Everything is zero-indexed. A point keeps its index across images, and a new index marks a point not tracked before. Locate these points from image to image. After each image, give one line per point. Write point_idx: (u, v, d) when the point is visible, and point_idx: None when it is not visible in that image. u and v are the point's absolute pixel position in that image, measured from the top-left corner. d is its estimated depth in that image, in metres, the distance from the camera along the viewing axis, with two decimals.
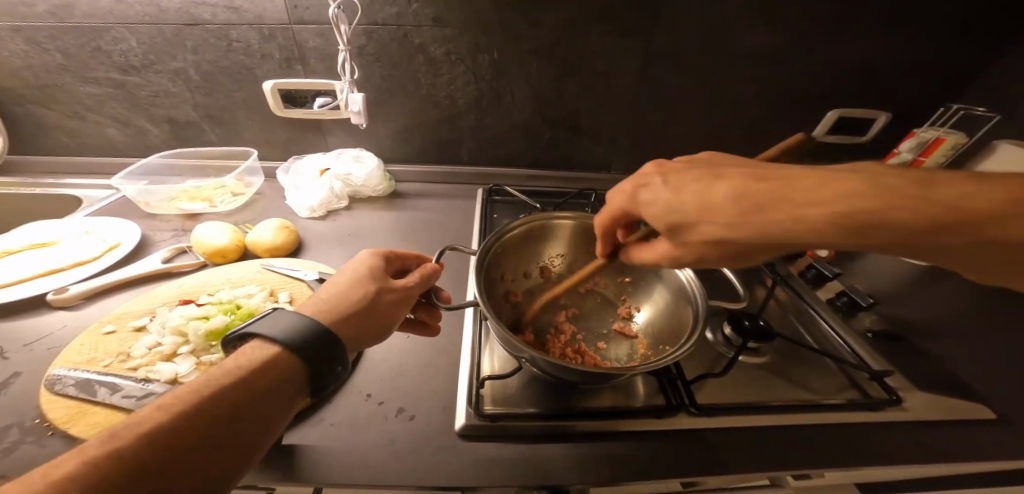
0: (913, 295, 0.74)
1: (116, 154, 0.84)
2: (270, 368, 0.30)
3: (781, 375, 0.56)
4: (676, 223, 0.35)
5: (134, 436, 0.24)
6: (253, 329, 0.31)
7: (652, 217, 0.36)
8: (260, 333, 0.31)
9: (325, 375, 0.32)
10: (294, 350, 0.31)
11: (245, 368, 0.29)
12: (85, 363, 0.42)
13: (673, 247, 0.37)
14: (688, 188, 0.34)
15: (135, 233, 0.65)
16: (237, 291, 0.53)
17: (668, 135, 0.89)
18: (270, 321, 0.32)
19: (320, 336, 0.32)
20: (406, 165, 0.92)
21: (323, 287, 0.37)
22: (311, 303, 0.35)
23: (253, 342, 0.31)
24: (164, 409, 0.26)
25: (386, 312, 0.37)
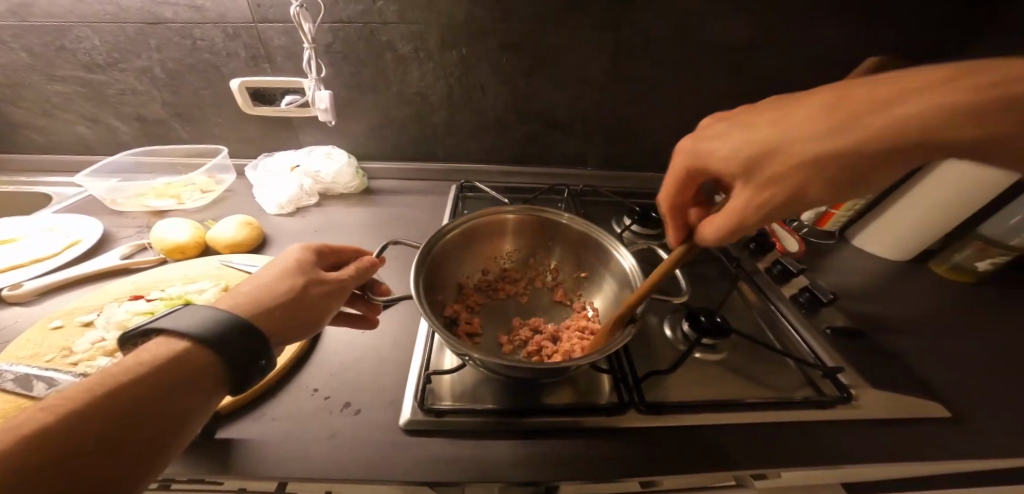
0: (886, 293, 0.73)
1: (88, 151, 0.85)
2: (180, 364, 0.30)
3: (737, 372, 0.55)
4: (755, 152, 0.32)
5: (11, 439, 0.23)
6: (159, 325, 0.31)
7: (720, 159, 0.35)
8: (166, 328, 0.31)
9: (244, 366, 0.32)
10: (206, 343, 0.31)
11: (148, 364, 0.29)
12: (26, 358, 0.42)
13: (755, 183, 0.33)
14: (763, 121, 0.33)
15: (98, 229, 0.65)
16: (189, 286, 0.52)
17: (641, 130, 0.89)
18: (181, 315, 0.32)
19: (236, 327, 0.32)
20: (381, 163, 0.92)
21: (248, 281, 0.37)
22: (229, 297, 0.35)
23: (158, 339, 0.31)
24: (50, 410, 0.25)
25: (316, 304, 0.38)
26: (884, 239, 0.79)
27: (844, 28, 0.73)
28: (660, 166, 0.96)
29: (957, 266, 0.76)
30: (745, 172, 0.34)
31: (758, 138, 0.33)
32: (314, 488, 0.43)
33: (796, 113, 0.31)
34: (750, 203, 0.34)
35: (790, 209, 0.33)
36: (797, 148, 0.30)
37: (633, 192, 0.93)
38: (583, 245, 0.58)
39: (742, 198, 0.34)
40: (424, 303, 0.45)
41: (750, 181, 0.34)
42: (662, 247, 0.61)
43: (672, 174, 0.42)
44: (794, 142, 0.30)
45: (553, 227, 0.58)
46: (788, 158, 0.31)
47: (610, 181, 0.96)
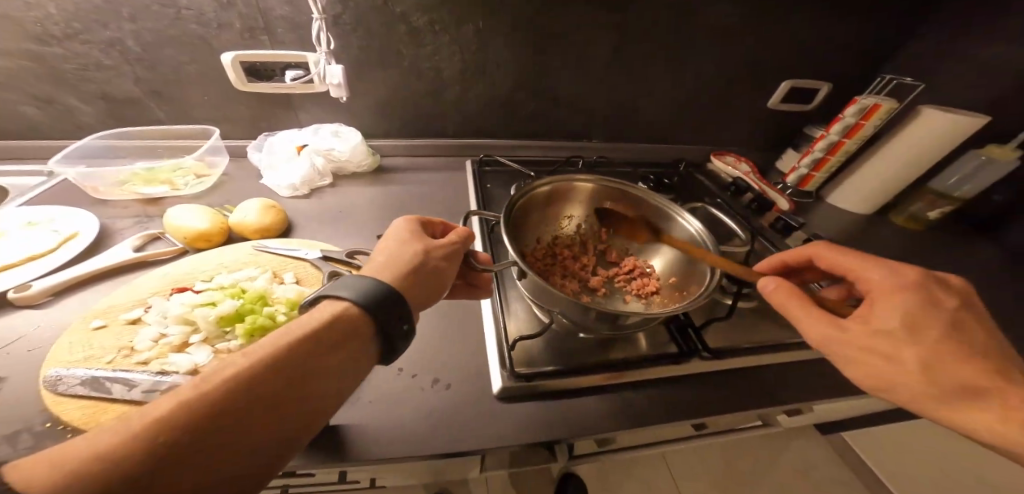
0: (860, 241, 0.84)
1: (40, 136, 0.73)
2: (341, 332, 0.32)
3: (769, 318, 0.62)
4: (873, 343, 0.37)
5: (221, 381, 0.26)
6: (328, 291, 0.34)
7: (876, 316, 0.38)
8: (335, 294, 0.33)
9: (392, 336, 0.34)
10: (366, 310, 0.33)
11: (319, 326, 0.31)
12: (82, 361, 0.40)
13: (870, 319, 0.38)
14: (925, 339, 0.36)
15: (93, 222, 0.59)
16: (237, 274, 0.50)
17: (647, 102, 0.92)
18: (341, 284, 0.34)
19: (385, 296, 0.34)
20: (389, 140, 0.87)
21: (374, 252, 0.40)
22: (368, 270, 0.37)
23: (327, 302, 0.34)
24: (247, 356, 0.28)
25: (433, 271, 0.40)
26: (858, 196, 0.90)
27: (829, 10, 0.80)
28: (661, 138, 1.01)
29: (912, 216, 0.89)
30: (876, 315, 0.38)
31: (912, 325, 0.37)
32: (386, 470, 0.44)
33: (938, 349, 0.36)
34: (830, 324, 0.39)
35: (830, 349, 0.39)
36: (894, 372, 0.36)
37: (640, 162, 0.97)
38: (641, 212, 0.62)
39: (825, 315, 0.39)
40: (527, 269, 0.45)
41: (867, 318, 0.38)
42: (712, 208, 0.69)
43: (845, 258, 0.45)
44: (904, 347, 0.36)
45: (615, 197, 0.62)
46: (875, 355, 0.37)
47: (616, 153, 1.00)
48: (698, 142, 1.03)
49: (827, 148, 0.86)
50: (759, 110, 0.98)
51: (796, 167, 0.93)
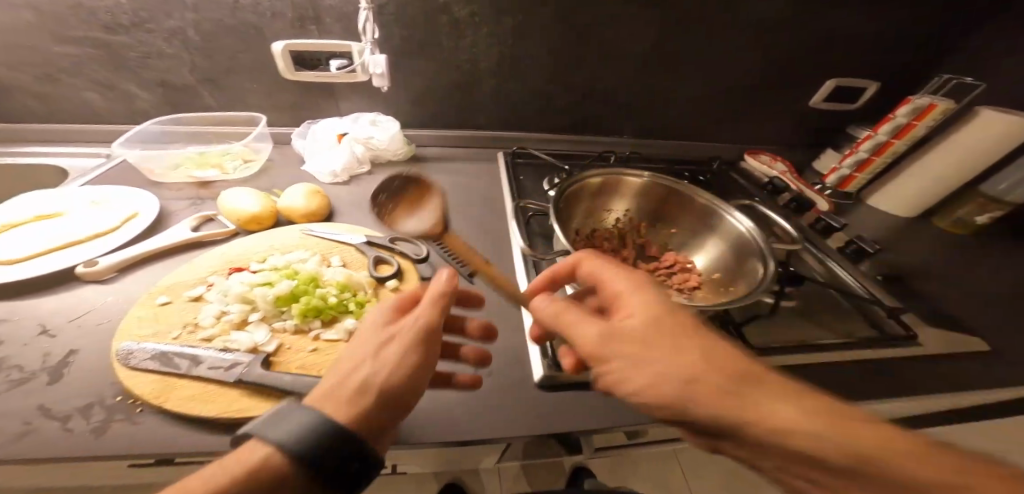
0: (900, 244, 0.82)
1: (99, 120, 0.76)
2: (262, 480, 0.27)
3: (808, 319, 0.61)
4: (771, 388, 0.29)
5: None
6: (254, 427, 0.28)
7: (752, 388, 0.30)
8: (259, 433, 0.28)
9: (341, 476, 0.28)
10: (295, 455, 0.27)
11: (243, 468, 0.27)
12: (151, 336, 0.43)
13: (632, 324, 0.34)
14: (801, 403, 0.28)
15: (152, 202, 0.62)
16: (290, 257, 0.53)
17: (682, 97, 0.91)
18: (278, 419, 0.29)
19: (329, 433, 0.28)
20: (424, 130, 0.88)
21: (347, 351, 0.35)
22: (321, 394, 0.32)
23: (253, 440, 0.28)
24: None
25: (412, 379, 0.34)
26: (900, 199, 0.87)
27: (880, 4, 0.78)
28: (695, 134, 0.99)
29: (957, 221, 0.87)
30: (642, 320, 0.34)
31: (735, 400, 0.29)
32: (407, 458, 0.46)
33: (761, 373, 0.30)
34: (595, 327, 0.35)
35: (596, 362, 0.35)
36: (844, 408, 0.28)
37: (673, 158, 0.95)
38: (687, 209, 0.62)
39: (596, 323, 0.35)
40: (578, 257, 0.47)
41: (629, 323, 0.34)
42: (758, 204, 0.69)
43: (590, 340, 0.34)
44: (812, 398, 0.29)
45: (662, 193, 0.63)
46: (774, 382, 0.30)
47: (648, 149, 0.99)
48: (732, 140, 1.02)
49: (873, 149, 0.84)
50: (798, 107, 0.96)
51: (836, 168, 0.90)
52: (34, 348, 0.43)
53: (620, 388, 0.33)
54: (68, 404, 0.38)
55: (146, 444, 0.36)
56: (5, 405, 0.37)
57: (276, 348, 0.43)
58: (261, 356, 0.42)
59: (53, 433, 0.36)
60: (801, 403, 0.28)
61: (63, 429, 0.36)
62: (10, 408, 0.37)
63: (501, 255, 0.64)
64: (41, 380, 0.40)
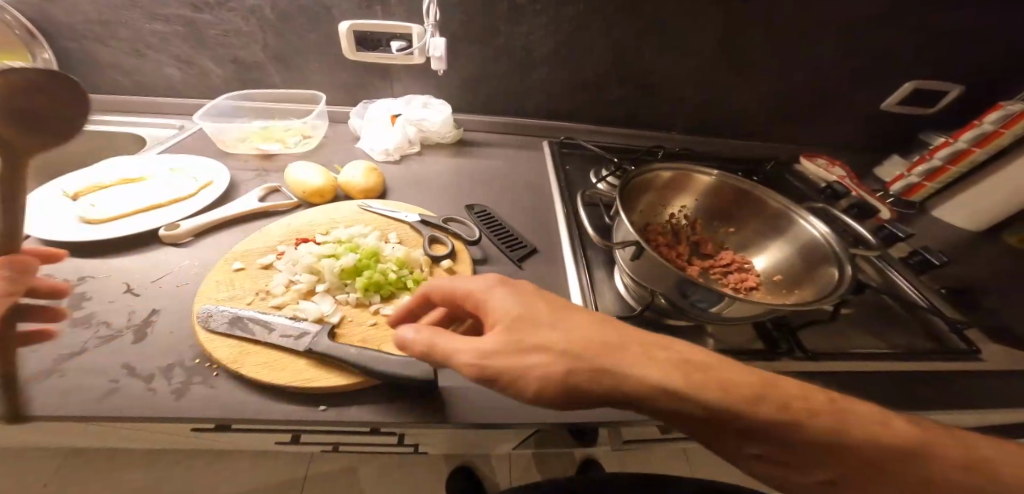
0: (966, 256, 0.78)
1: (174, 94, 0.81)
2: None
3: (866, 327, 0.58)
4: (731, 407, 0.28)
5: None
6: None
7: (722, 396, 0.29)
8: None
9: None
10: None
11: None
12: (227, 300, 0.46)
13: (501, 339, 0.31)
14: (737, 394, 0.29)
15: (223, 173, 0.66)
16: (352, 231, 0.55)
17: (738, 93, 0.88)
18: None
19: None
20: (472, 115, 0.89)
21: None
22: None
23: None
24: None
25: None
26: (971, 209, 0.81)
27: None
28: (748, 133, 0.96)
29: None
30: (506, 325, 0.31)
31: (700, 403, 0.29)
32: (432, 438, 0.47)
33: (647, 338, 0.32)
34: (474, 348, 0.31)
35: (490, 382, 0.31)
36: (728, 379, 0.29)
37: (724, 156, 0.92)
38: (754, 209, 0.61)
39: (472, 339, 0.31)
40: (645, 248, 0.48)
41: (501, 333, 0.31)
42: (833, 208, 0.64)
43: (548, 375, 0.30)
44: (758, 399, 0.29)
45: (730, 192, 0.62)
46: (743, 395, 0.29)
47: (697, 145, 0.96)
48: (787, 140, 0.98)
49: (949, 157, 0.79)
50: (863, 108, 0.91)
51: (904, 175, 0.87)
52: (119, 304, 0.45)
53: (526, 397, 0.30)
54: (151, 365, 0.40)
55: (225, 407, 0.38)
56: (96, 360, 0.40)
57: (340, 319, 0.45)
58: (327, 326, 0.44)
59: (139, 392, 0.38)
60: (648, 372, 0.29)
61: (148, 389, 0.38)
62: (101, 364, 0.39)
63: (549, 241, 0.64)
64: (127, 337, 0.42)
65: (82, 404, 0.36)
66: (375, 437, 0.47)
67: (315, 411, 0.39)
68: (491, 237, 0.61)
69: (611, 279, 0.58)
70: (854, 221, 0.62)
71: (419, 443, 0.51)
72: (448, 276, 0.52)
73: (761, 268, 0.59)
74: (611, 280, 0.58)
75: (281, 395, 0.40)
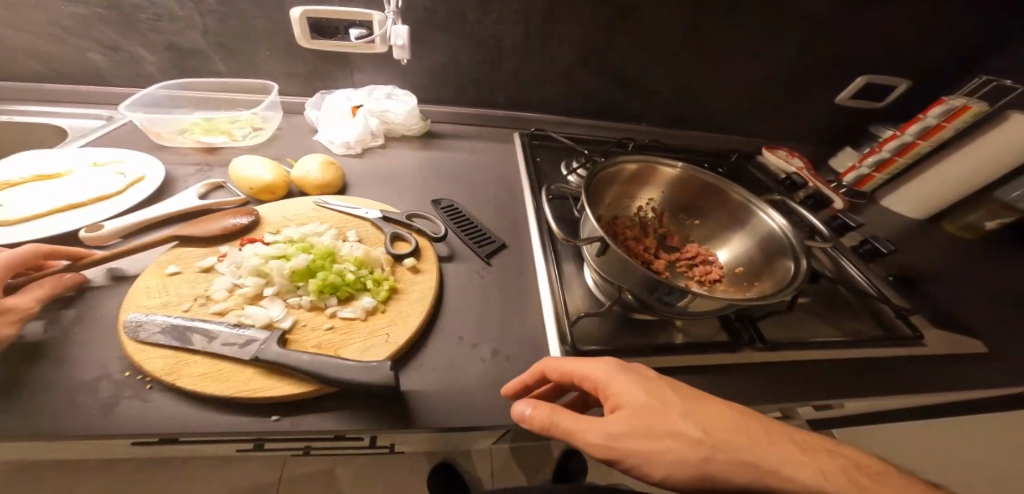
0: (911, 244, 0.82)
1: (102, 82, 0.73)
2: None
3: (821, 314, 0.60)
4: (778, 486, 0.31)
5: None
6: None
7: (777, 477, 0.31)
8: None
9: None
10: None
11: None
12: (161, 307, 0.42)
13: (627, 424, 0.33)
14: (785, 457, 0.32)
15: (159, 168, 0.60)
16: (305, 229, 0.52)
17: (704, 87, 0.90)
18: None
19: None
20: (439, 106, 0.86)
21: None
22: None
23: None
24: None
25: None
26: (915, 199, 0.86)
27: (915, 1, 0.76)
28: (713, 126, 0.98)
29: (968, 225, 0.84)
30: (632, 412, 0.33)
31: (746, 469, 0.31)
32: (409, 439, 0.45)
33: (753, 423, 0.34)
34: (601, 433, 0.33)
35: (611, 461, 0.33)
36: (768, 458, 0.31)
37: (690, 149, 0.94)
38: (718, 201, 0.61)
39: (596, 423, 0.33)
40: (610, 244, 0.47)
41: (629, 420, 0.33)
42: (790, 200, 0.66)
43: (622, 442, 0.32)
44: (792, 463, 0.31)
45: (696, 185, 0.62)
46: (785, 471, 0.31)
47: (665, 139, 0.97)
48: (749, 134, 1.01)
49: (896, 149, 0.83)
50: (820, 103, 0.94)
51: (856, 167, 0.90)
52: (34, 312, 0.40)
53: (647, 481, 0.32)
54: (73, 379, 0.36)
55: (162, 423, 0.35)
56: (3, 376, 0.35)
57: (291, 324, 0.42)
58: (276, 333, 0.40)
59: (59, 408, 0.34)
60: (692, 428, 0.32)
61: (71, 405, 0.34)
62: (11, 380, 0.35)
63: (518, 236, 0.62)
64: (45, 349, 0.38)
65: None
66: (344, 442, 0.44)
67: (266, 422, 0.36)
68: (458, 232, 0.59)
69: (580, 274, 0.57)
70: (810, 213, 0.64)
71: (394, 443, 0.47)
72: (411, 275, 0.50)
73: (725, 260, 0.59)
74: (580, 275, 0.57)
75: (227, 406, 0.37)
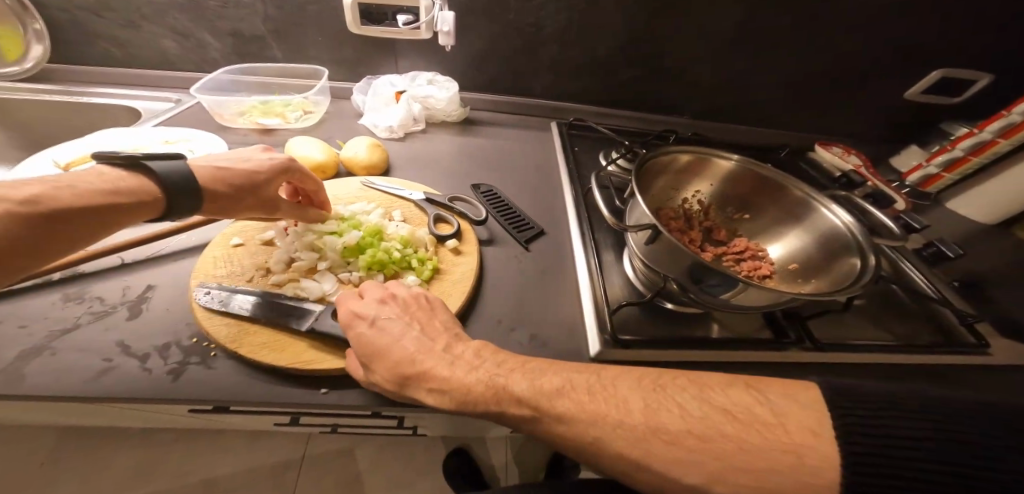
0: (978, 249, 0.76)
1: (171, 67, 0.78)
2: None
3: (875, 317, 0.57)
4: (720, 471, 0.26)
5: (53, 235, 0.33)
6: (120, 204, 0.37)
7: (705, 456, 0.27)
8: None
9: None
10: None
11: None
12: (225, 277, 0.44)
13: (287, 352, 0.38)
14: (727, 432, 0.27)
15: (222, 146, 0.64)
16: (354, 207, 0.54)
17: (755, 77, 0.86)
18: None
19: None
20: (478, 93, 0.86)
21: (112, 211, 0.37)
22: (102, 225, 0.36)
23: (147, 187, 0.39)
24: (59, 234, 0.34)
25: None
26: (984, 202, 0.77)
27: None
28: (761, 119, 0.94)
29: None
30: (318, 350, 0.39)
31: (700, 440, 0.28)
32: (437, 421, 0.47)
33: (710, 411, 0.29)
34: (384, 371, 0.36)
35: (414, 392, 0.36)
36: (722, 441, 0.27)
37: (736, 142, 0.90)
38: (772, 195, 0.59)
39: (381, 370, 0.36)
40: (661, 231, 0.46)
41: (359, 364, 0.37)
42: (857, 197, 0.61)
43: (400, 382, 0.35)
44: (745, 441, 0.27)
45: (751, 177, 0.59)
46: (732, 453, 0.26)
47: (709, 131, 0.93)
48: (800, 128, 0.96)
49: (972, 147, 0.76)
50: (881, 96, 0.88)
51: (924, 166, 0.85)
52: (113, 281, 0.44)
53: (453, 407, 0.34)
54: (145, 342, 0.39)
55: (222, 389, 0.37)
56: (87, 338, 0.38)
57: None
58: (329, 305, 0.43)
59: (134, 371, 0.37)
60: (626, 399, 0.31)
61: (143, 368, 0.37)
62: (92, 343, 0.38)
63: (557, 224, 0.62)
64: (122, 313, 0.41)
65: (72, 386, 0.35)
66: (374, 420, 0.46)
67: (315, 394, 0.38)
68: (498, 218, 0.60)
69: (620, 264, 0.56)
70: (878, 210, 0.59)
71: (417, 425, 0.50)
72: (453, 257, 0.51)
73: (775, 256, 0.57)
74: (620, 265, 0.56)
75: (280, 376, 0.39)
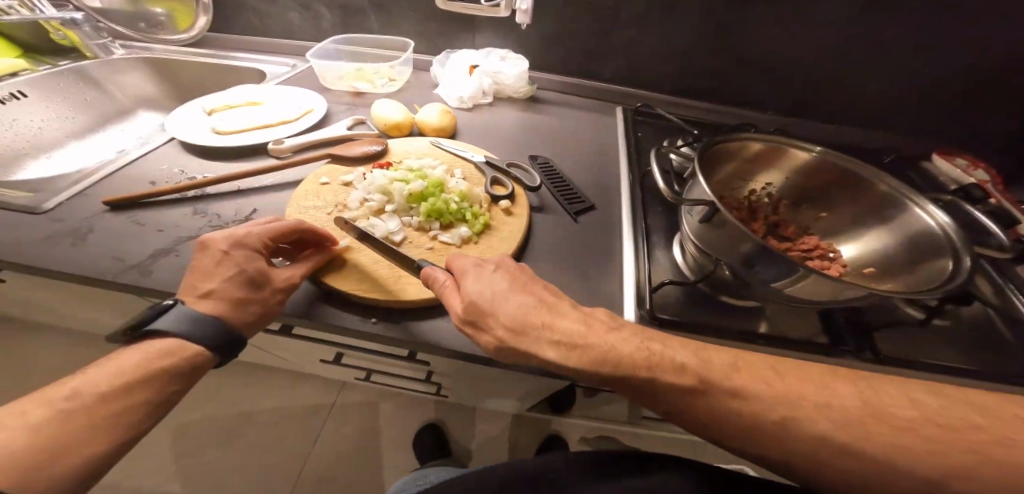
0: None
1: (290, 38, 0.91)
2: None
3: (958, 343, 0.50)
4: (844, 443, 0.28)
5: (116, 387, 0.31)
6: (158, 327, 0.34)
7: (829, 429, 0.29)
8: None
9: None
10: None
11: None
12: (311, 209, 0.52)
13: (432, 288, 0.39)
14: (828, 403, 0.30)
15: (322, 103, 0.73)
16: (422, 162, 0.59)
17: (855, 70, 0.79)
18: None
19: None
20: (549, 74, 0.88)
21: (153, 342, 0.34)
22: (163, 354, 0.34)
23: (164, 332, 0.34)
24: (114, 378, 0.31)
25: None
26: None
27: None
28: (856, 119, 0.86)
29: None
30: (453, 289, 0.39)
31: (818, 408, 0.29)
32: (461, 376, 0.50)
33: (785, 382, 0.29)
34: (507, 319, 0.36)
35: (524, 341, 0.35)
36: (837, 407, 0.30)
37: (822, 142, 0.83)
38: (855, 194, 0.55)
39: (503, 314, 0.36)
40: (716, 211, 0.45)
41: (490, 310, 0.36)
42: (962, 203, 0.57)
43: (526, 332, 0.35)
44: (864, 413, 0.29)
45: (832, 173, 0.56)
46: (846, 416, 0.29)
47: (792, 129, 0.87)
48: (901, 133, 0.86)
49: None
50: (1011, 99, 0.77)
51: None
52: (229, 203, 0.53)
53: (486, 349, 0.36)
54: None
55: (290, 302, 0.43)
56: None
57: (403, 238, 0.50)
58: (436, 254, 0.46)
59: None
60: None
61: None
62: None
63: (609, 201, 0.63)
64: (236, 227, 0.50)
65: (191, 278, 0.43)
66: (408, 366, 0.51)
67: (365, 322, 0.42)
68: (551, 188, 0.62)
69: (669, 248, 0.56)
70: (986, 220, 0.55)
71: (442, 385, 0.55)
72: (504, 216, 0.54)
73: (849, 257, 0.53)
74: (668, 248, 0.56)
75: (339, 301, 0.44)
